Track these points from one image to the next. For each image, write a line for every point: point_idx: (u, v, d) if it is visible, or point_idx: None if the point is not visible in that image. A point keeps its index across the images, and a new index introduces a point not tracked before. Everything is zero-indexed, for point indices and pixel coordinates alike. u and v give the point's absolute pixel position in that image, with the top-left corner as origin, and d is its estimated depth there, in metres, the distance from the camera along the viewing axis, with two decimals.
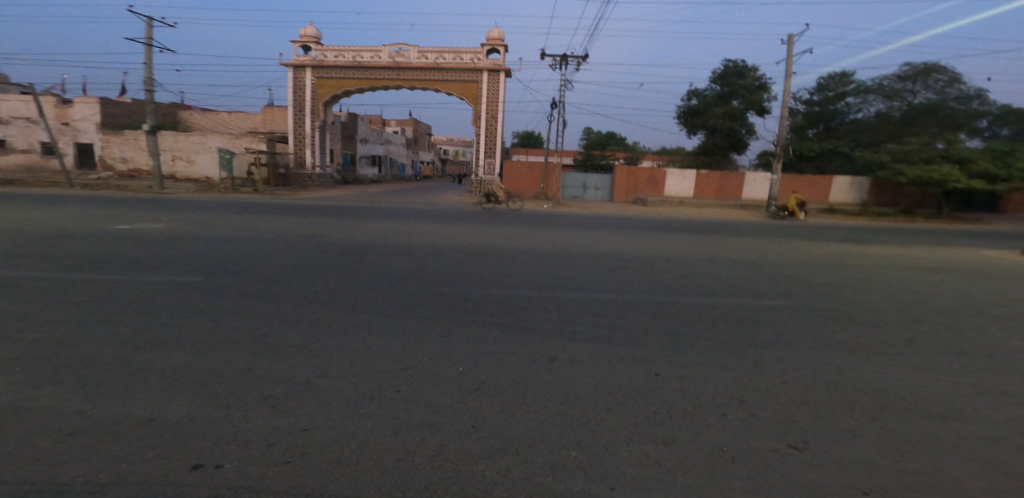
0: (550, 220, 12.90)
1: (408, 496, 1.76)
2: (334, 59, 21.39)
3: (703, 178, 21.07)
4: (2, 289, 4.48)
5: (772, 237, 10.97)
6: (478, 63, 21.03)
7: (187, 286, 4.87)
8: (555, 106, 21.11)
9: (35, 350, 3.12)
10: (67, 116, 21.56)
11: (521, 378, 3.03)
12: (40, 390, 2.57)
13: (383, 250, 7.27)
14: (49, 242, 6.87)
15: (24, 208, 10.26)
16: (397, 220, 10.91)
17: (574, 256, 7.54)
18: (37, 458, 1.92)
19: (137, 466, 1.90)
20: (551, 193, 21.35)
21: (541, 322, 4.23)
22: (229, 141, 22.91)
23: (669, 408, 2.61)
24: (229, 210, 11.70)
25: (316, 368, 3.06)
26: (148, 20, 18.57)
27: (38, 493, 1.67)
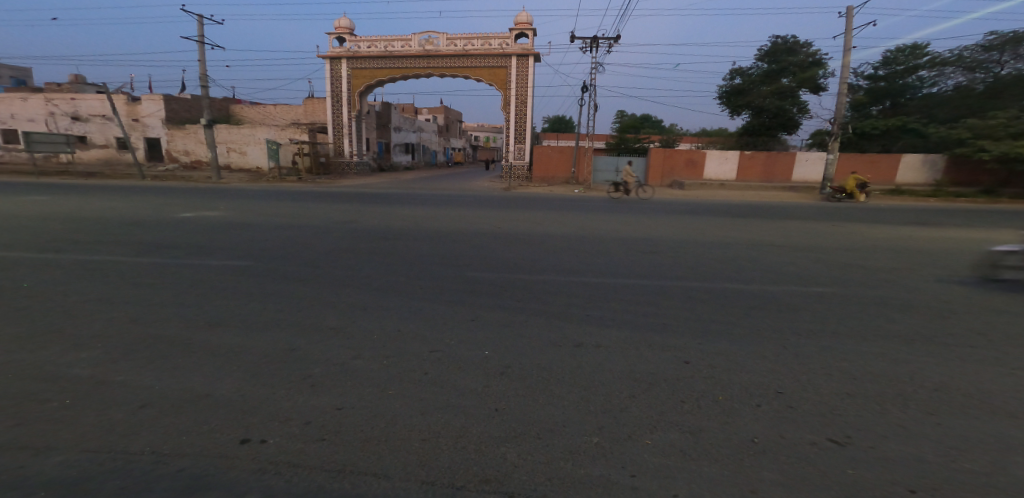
0: (579, 204, 12.76)
1: (435, 477, 1.85)
2: (367, 49, 21.76)
3: (747, 160, 20.08)
4: (85, 272, 4.95)
5: (814, 220, 10.47)
6: (506, 48, 20.82)
7: (236, 271, 5.17)
8: (588, 89, 20.65)
9: (108, 330, 3.43)
10: (136, 112, 23.05)
11: (547, 363, 3.06)
12: (113, 365, 2.84)
13: (416, 235, 7.47)
14: (121, 228, 7.50)
15: (91, 200, 11.09)
16: (427, 206, 11.18)
17: (603, 241, 7.49)
18: (109, 430, 2.14)
19: (190, 439, 2.08)
20: (582, 177, 21.13)
21: (569, 307, 4.25)
22: (275, 132, 23.88)
23: (698, 396, 2.57)
24: (273, 198, 12.34)
25: (351, 349, 3.21)
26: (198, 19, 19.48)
27: (111, 461, 1.88)
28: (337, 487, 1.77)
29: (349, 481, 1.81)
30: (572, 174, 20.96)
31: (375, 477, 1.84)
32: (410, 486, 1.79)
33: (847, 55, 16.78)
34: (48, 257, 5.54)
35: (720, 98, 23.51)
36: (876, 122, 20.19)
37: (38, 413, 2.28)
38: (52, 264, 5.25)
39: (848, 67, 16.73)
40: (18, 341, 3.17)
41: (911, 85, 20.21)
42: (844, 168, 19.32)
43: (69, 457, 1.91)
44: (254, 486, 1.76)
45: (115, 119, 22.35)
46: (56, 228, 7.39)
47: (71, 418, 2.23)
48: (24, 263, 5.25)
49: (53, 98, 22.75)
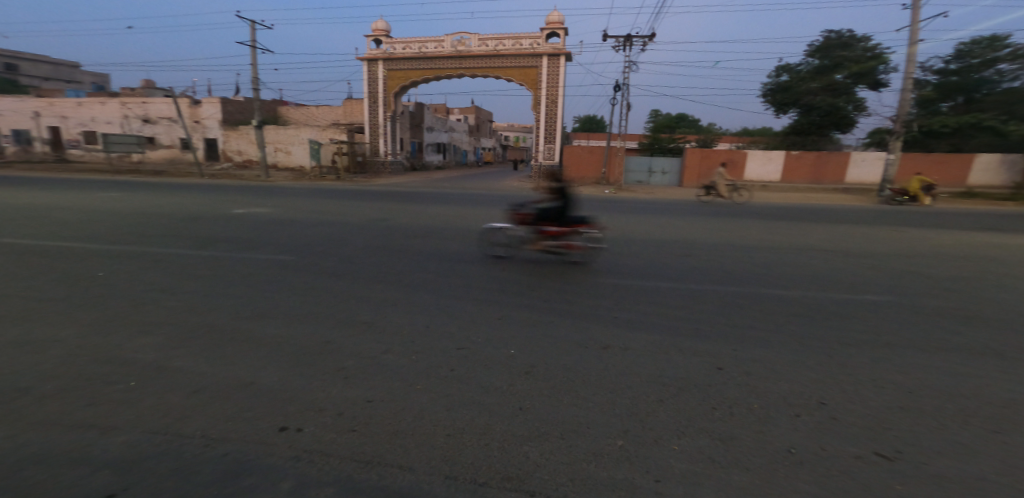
0: (608, 205, 12.63)
1: (460, 472, 1.90)
2: (402, 51, 22.20)
3: (793, 160, 19.32)
4: (149, 263, 5.34)
5: (859, 224, 9.94)
6: (538, 48, 20.80)
7: (280, 265, 5.44)
8: (621, 88, 20.33)
9: (166, 318, 3.69)
10: (197, 115, 24.39)
11: (573, 364, 3.06)
12: (168, 351, 3.06)
13: (446, 233, 7.59)
14: (179, 222, 8.02)
15: (149, 195, 11.91)
16: (457, 205, 11.35)
17: (633, 243, 7.38)
18: (166, 413, 2.31)
19: (234, 425, 2.21)
20: (612, 178, 20.92)
21: (596, 309, 4.22)
22: (318, 133, 24.79)
23: (731, 404, 2.50)
24: (311, 196, 12.86)
25: (381, 344, 3.31)
26: (251, 25, 20.52)
27: (165, 443, 2.03)
28: (365, 478, 1.84)
29: (376, 472, 1.88)
30: (602, 175, 20.71)
31: (401, 469, 1.91)
32: (433, 480, 1.84)
33: (912, 49, 15.74)
34: (115, 249, 5.99)
35: (764, 95, 22.54)
36: (945, 119, 18.86)
37: (105, 393, 2.49)
38: (119, 255, 5.69)
39: (913, 62, 15.69)
40: (91, 326, 3.46)
41: (988, 80, 18.74)
42: (907, 169, 18.72)
43: (129, 438, 2.07)
44: (290, 472, 1.85)
45: (179, 121, 23.68)
46: (119, 221, 7.98)
47: (133, 400, 2.42)
48: (94, 254, 5.70)
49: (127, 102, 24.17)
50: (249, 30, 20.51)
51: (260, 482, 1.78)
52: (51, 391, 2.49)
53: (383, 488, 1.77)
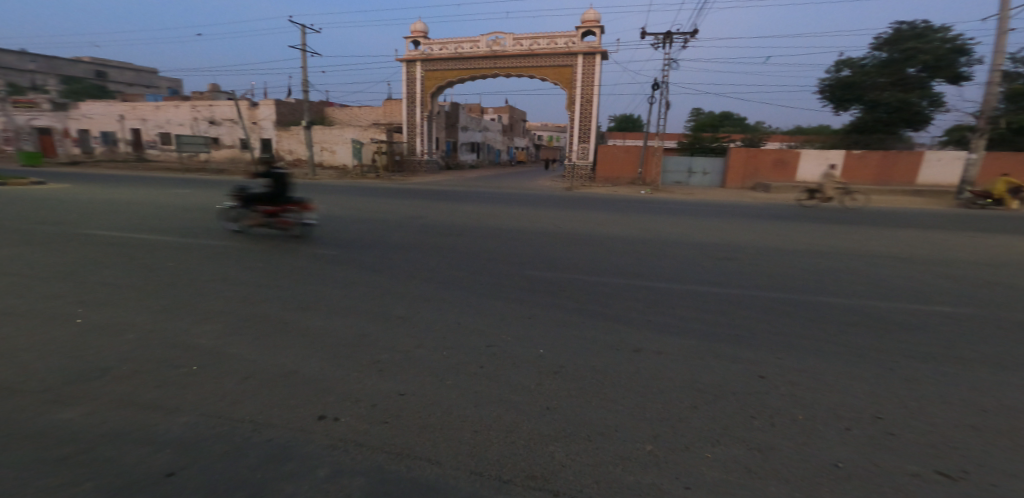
0: (642, 206, 12.39)
1: (486, 468, 1.92)
2: (439, 51, 22.53)
3: (852, 160, 18.27)
4: (206, 255, 5.71)
5: (915, 229, 9.30)
6: (573, 47, 20.61)
7: (323, 259, 5.67)
8: (660, 87, 19.83)
9: (221, 306, 3.94)
10: (254, 116, 25.76)
11: (604, 366, 3.02)
12: (220, 339, 3.26)
13: (478, 231, 7.67)
14: (232, 217, 8.52)
15: (204, 191, 12.72)
16: (489, 204, 11.45)
17: (669, 245, 7.22)
18: (217, 397, 2.46)
19: (278, 411, 2.34)
20: (649, 179, 20.37)
21: (629, 311, 4.15)
22: (360, 132, 25.34)
23: (771, 414, 2.40)
24: (349, 193, 13.32)
25: (414, 339, 3.38)
26: (301, 28, 21.43)
27: (216, 425, 2.17)
28: (395, 470, 1.89)
29: (406, 463, 1.94)
30: (638, 175, 20.18)
31: (431, 462, 1.95)
32: (459, 474, 1.87)
33: (1000, 39, 14.45)
34: (177, 241, 6.45)
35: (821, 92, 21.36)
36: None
37: (167, 376, 2.69)
38: (181, 247, 6.11)
39: (1000, 53, 14.41)
40: (155, 313, 3.74)
41: None
42: (990, 169, 17.46)
43: (184, 420, 2.22)
44: (325, 460, 1.94)
45: (239, 122, 25.14)
46: (178, 216, 8.55)
47: (189, 384, 2.59)
48: (159, 245, 6.14)
49: (196, 105, 26.08)
50: (299, 35, 21.47)
51: (299, 468, 1.87)
52: (121, 372, 2.71)
53: (413, 480, 1.82)
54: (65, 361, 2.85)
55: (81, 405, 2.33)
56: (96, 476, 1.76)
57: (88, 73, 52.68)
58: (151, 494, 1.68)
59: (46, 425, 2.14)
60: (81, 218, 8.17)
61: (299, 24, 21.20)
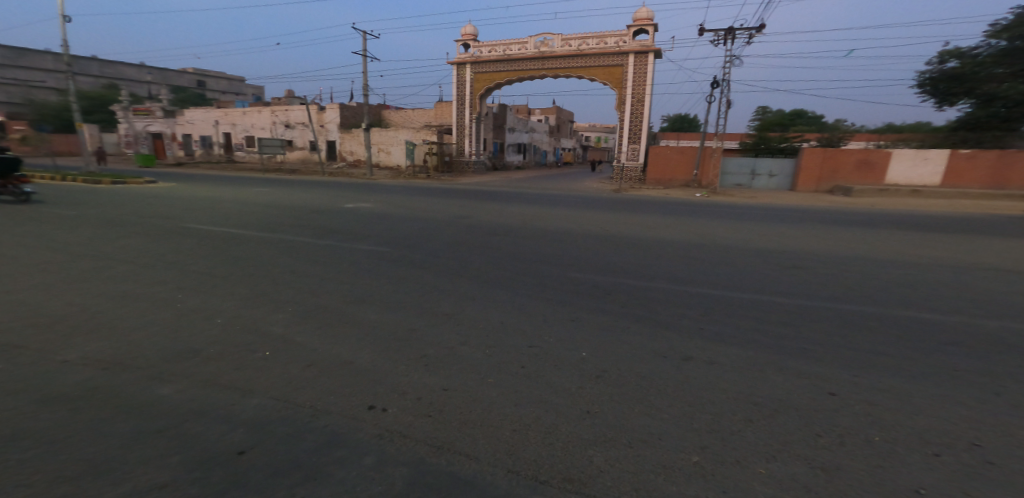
0: (689, 208, 11.93)
1: (524, 468, 1.93)
2: (488, 54, 22.84)
3: (958, 159, 16.19)
4: (275, 249, 6.16)
5: (1009, 238, 8.29)
6: (623, 46, 20.17)
7: (377, 255, 5.95)
8: (718, 85, 18.90)
9: (287, 296, 4.25)
10: (322, 120, 27.44)
11: (649, 373, 2.93)
12: (287, 327, 3.52)
13: (522, 232, 7.72)
14: (296, 214, 9.14)
15: (270, 190, 13.73)
16: (532, 205, 11.48)
17: (721, 250, 6.88)
18: (282, 382, 2.66)
19: (333, 399, 2.49)
20: (705, 180, 19.33)
21: (678, 318, 4.00)
22: (413, 134, 26.28)
23: (835, 434, 2.23)
24: (398, 192, 13.86)
25: (459, 336, 3.46)
26: (364, 35, 22.57)
27: (278, 409, 2.36)
28: (436, 462, 1.96)
29: (446, 457, 1.99)
30: (693, 177, 19.25)
31: (471, 457, 2.00)
32: (496, 472, 1.90)
33: None
34: (250, 235, 7.02)
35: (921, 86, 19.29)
36: None
37: (240, 360, 2.95)
38: (254, 241, 6.63)
39: None
40: (233, 301, 4.11)
41: None
42: None
43: (255, 402, 2.43)
44: (372, 449, 2.04)
45: (309, 125, 26.89)
46: (254, 212, 9.35)
47: (259, 368, 2.83)
48: (241, 238, 6.77)
49: (275, 110, 28.24)
50: (362, 42, 22.61)
51: (348, 454, 1.99)
52: (205, 354, 3.01)
53: (453, 473, 1.88)
54: (162, 341, 3.21)
55: (172, 383, 2.62)
56: (180, 449, 1.97)
57: (189, 83, 58.92)
58: (226, 469, 1.85)
59: (145, 399, 2.42)
60: (179, 212, 9.20)
61: (362, 32, 22.34)
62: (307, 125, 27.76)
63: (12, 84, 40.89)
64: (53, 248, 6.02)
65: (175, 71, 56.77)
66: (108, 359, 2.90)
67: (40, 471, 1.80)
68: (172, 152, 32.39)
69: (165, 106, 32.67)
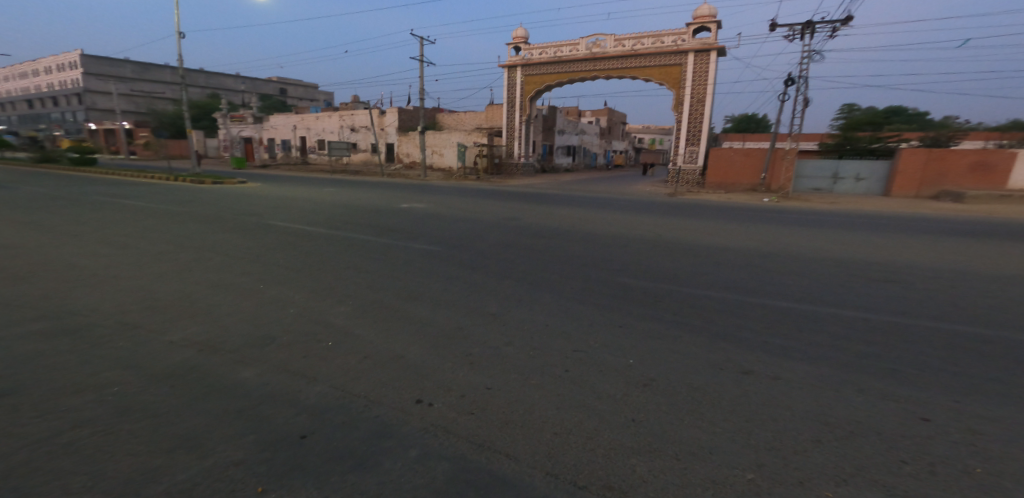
0: (745, 214, 11.26)
1: (565, 472, 1.93)
2: (539, 56, 22.77)
3: None
4: (339, 245, 6.59)
5: None
6: (682, 45, 19.32)
7: (429, 254, 6.17)
8: (792, 83, 17.55)
9: (349, 290, 4.52)
10: (383, 123, 28.80)
11: (701, 384, 2.79)
12: (347, 320, 3.75)
13: (569, 235, 7.66)
14: (356, 213, 9.72)
15: (332, 190, 14.72)
16: (579, 207, 11.38)
17: (785, 259, 6.40)
18: (342, 373, 2.84)
19: (385, 391, 2.62)
20: (775, 185, 17.82)
21: (737, 329, 3.77)
22: (464, 136, 26.81)
23: (917, 462, 2.00)
24: (448, 193, 14.31)
25: (505, 336, 3.50)
26: (424, 42, 23.49)
27: (336, 398, 2.52)
28: (477, 460, 2.00)
29: (486, 456, 2.03)
30: (761, 180, 17.94)
31: (512, 458, 2.02)
32: (534, 473, 1.91)
33: None
34: (316, 232, 7.55)
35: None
36: None
37: (306, 349, 3.18)
38: (319, 237, 7.13)
39: None
40: (303, 293, 4.44)
41: None
42: None
43: (318, 390, 2.61)
44: (418, 442, 2.12)
45: (371, 128, 28.34)
46: (319, 210, 10.05)
47: (322, 358, 3.04)
48: (308, 235, 7.30)
49: (343, 115, 30.15)
50: (421, 48, 23.53)
51: (396, 446, 2.08)
52: (276, 342, 3.28)
53: (493, 473, 1.90)
54: (244, 328, 3.55)
55: (251, 367, 2.88)
56: (253, 430, 2.17)
57: (272, 90, 64.72)
58: (290, 451, 2.01)
59: (226, 381, 2.68)
60: (262, 210, 10.16)
61: (422, 39, 23.26)
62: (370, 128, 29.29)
63: (139, 95, 47.39)
64: (156, 240, 6.83)
65: (262, 81, 62.69)
66: (199, 343, 3.25)
67: (142, 440, 2.05)
68: (259, 155, 35.61)
69: (255, 113, 36.06)
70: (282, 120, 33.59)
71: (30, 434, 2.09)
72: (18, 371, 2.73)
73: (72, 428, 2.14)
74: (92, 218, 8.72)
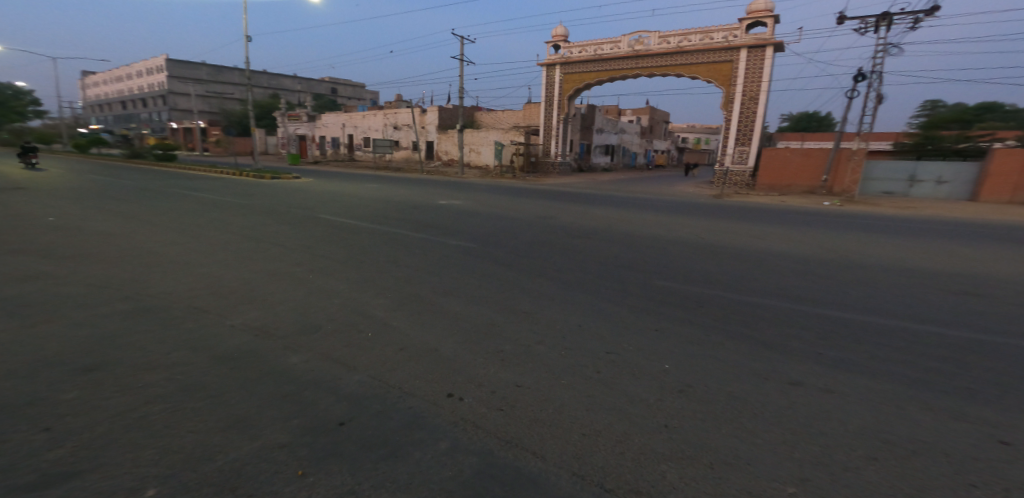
0: (792, 217, 10.59)
1: (592, 473, 1.90)
2: (579, 54, 22.39)
3: None
4: (380, 239, 6.83)
5: None
6: (733, 41, 18.34)
7: (465, 250, 6.26)
8: (864, 78, 16.25)
9: (387, 283, 4.67)
10: (424, 121, 29.52)
11: (742, 393, 2.66)
12: (386, 312, 3.89)
13: (604, 235, 7.53)
14: (396, 208, 10.05)
15: (373, 186, 15.27)
16: (615, 208, 11.14)
17: (840, 266, 5.97)
18: (379, 363, 2.95)
19: (419, 384, 2.69)
20: (838, 187, 16.66)
21: (783, 339, 3.56)
22: (502, 134, 26.94)
23: (990, 491, 1.80)
24: (482, 191, 14.46)
25: (537, 335, 3.50)
26: (465, 42, 23.71)
27: (372, 388, 2.61)
28: (504, 456, 2.01)
29: (513, 453, 2.04)
30: (822, 182, 16.76)
31: (539, 456, 2.01)
32: (560, 473, 1.90)
33: None
34: (358, 226, 7.87)
35: None
36: None
37: (346, 339, 3.32)
38: (361, 231, 7.42)
39: None
40: (347, 284, 4.64)
41: None
42: None
43: (357, 378, 2.73)
44: (447, 435, 2.17)
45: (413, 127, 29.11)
46: (361, 205, 10.47)
47: (361, 348, 3.17)
48: (351, 228, 7.61)
49: (387, 114, 31.23)
50: (463, 47, 23.80)
51: (427, 437, 2.14)
52: (317, 331, 3.44)
53: (519, 470, 1.91)
54: (292, 316, 3.76)
55: (298, 354, 3.06)
56: (295, 414, 2.30)
57: (325, 90, 68.01)
58: (329, 436, 2.11)
59: (276, 366, 2.85)
60: (313, 204, 10.73)
61: (463, 39, 23.50)
62: (411, 126, 30.10)
63: (213, 97, 51.39)
64: (216, 230, 7.38)
65: (316, 82, 66.10)
66: (253, 328, 3.47)
67: (200, 419, 2.22)
68: (311, 151, 37.48)
69: (310, 112, 38.06)
70: (332, 119, 35.24)
71: (106, 405, 2.32)
72: (100, 347, 3.04)
73: (142, 403, 2.35)
74: (165, 209, 9.56)
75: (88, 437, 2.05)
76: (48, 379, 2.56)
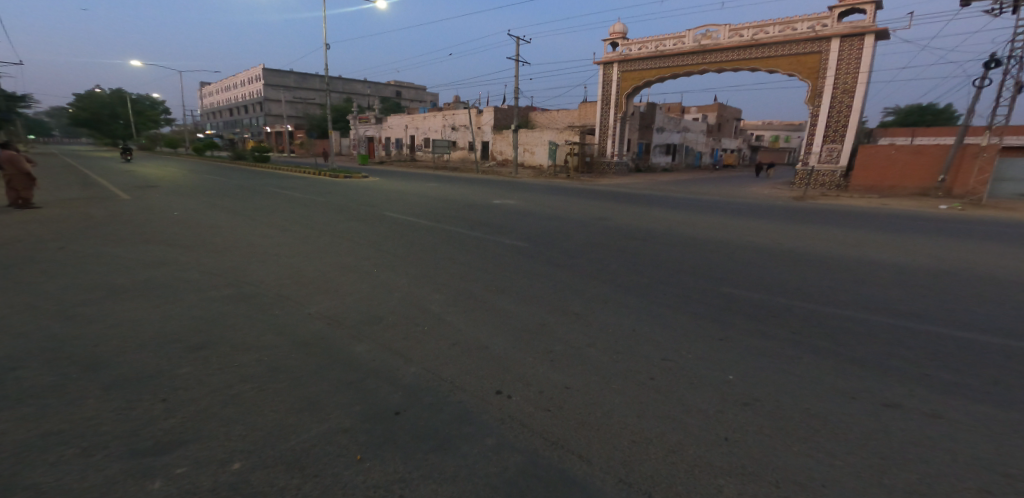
0: (870, 221, 9.45)
1: (641, 483, 1.80)
2: (638, 51, 21.43)
3: None
4: (434, 237, 7.05)
5: None
6: (821, 31, 16.58)
7: (515, 249, 6.27)
8: (996, 62, 13.93)
9: (441, 280, 4.79)
10: (479, 122, 30.20)
11: (820, 411, 2.37)
12: (441, 307, 3.99)
13: (658, 237, 7.18)
14: (449, 207, 10.35)
15: (425, 184, 15.88)
16: (667, 209, 10.61)
17: (943, 277, 5.20)
18: (432, 357, 3.01)
19: (469, 379, 2.71)
20: (958, 189, 14.43)
21: (870, 355, 3.15)
22: (556, 134, 26.74)
23: None
24: (529, 190, 14.46)
25: (588, 337, 3.39)
26: (520, 40, 23.69)
27: (423, 381, 2.68)
28: (549, 456, 1.97)
29: (559, 454, 1.98)
30: (937, 183, 14.60)
31: (585, 459, 1.94)
32: (607, 479, 1.82)
33: None
34: (411, 223, 8.18)
35: None
36: None
37: (402, 332, 3.44)
38: (414, 228, 7.70)
39: None
40: (403, 279, 4.83)
41: None
42: None
43: (412, 370, 2.82)
44: (494, 431, 2.17)
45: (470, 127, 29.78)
46: (415, 203, 10.89)
47: (416, 341, 3.27)
48: (405, 226, 7.94)
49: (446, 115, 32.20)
50: (518, 47, 23.82)
51: (474, 432, 2.15)
52: (375, 324, 3.60)
53: (563, 472, 1.86)
54: (354, 308, 3.96)
55: (360, 343, 3.22)
56: (354, 401, 2.42)
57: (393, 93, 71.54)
58: (384, 423, 2.20)
59: (339, 354, 3.02)
60: (375, 202, 11.34)
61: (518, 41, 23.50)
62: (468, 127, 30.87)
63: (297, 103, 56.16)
64: (287, 225, 8.03)
65: (384, 87, 69.73)
66: (320, 318, 3.71)
67: (278, 399, 2.41)
68: (378, 152, 39.72)
69: (379, 115, 40.29)
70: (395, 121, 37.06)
71: (197, 381, 2.59)
72: (195, 328, 3.41)
73: (227, 382, 2.60)
74: (244, 205, 10.53)
75: (189, 408, 2.30)
76: (152, 356, 2.90)
